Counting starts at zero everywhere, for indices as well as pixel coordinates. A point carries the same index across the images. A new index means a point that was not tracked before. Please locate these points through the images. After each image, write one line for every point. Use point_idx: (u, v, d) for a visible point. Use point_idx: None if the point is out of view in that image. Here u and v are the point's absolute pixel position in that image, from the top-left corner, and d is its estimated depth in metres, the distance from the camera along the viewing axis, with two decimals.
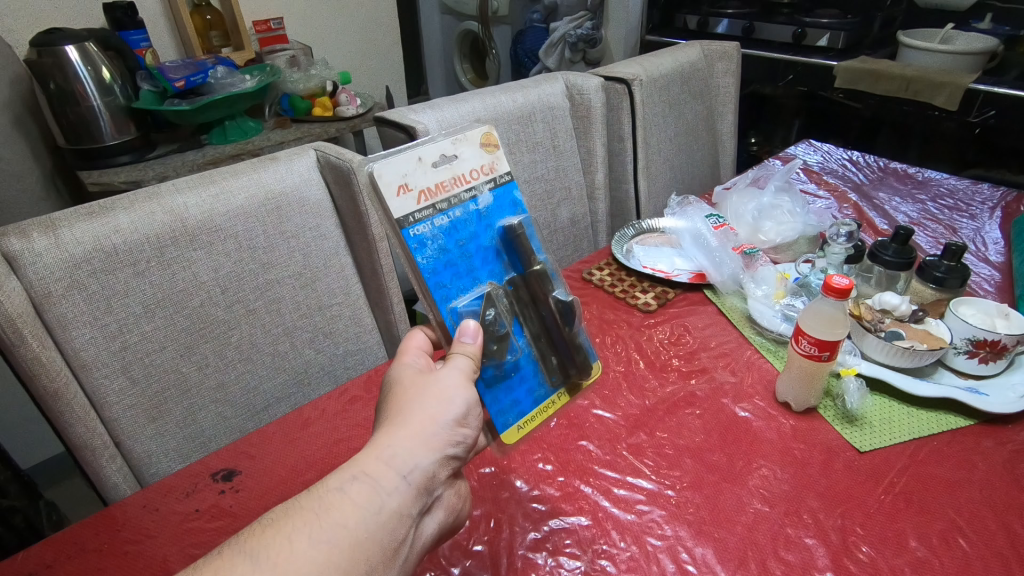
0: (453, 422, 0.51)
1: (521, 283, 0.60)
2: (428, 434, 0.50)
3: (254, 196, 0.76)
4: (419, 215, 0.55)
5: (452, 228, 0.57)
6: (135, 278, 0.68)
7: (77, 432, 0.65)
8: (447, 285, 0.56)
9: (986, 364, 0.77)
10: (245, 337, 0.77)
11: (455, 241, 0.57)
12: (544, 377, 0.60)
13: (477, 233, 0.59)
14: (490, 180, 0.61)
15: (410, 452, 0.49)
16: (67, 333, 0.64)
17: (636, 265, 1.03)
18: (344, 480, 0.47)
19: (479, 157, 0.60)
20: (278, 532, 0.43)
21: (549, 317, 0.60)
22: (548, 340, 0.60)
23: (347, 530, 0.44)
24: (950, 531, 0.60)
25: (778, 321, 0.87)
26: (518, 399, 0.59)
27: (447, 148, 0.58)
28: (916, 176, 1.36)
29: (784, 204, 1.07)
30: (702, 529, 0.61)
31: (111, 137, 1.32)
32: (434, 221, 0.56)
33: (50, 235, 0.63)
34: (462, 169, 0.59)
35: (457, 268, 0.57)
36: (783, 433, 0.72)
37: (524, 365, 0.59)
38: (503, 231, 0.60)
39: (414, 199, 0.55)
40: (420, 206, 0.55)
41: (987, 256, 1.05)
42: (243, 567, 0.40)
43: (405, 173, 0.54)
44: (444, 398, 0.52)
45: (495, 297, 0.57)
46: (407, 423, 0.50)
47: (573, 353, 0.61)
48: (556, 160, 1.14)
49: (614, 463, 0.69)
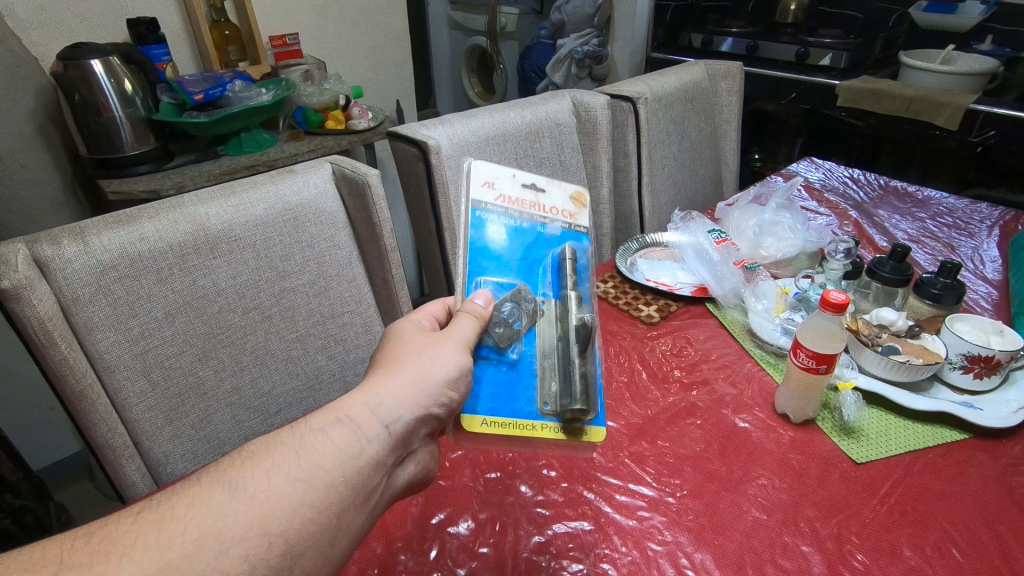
0: (442, 382, 0.53)
1: (554, 303, 0.60)
2: (417, 389, 0.52)
3: (273, 205, 0.79)
4: (492, 207, 0.61)
5: (521, 235, 0.61)
6: (157, 284, 0.70)
7: (100, 431, 0.67)
8: (485, 264, 0.60)
9: (981, 379, 0.78)
10: (259, 343, 0.79)
11: (512, 241, 0.61)
12: (538, 397, 0.55)
13: (535, 245, 0.62)
14: (566, 223, 0.64)
15: (395, 404, 0.52)
16: (92, 336, 0.67)
17: (639, 278, 1.05)
18: (328, 423, 0.49)
19: (563, 203, 0.65)
20: (258, 466, 0.45)
21: (563, 341, 0.57)
22: (555, 363, 0.56)
23: (324, 471, 0.46)
24: (943, 541, 0.61)
25: (778, 335, 0.89)
26: (503, 394, 0.55)
27: (540, 182, 0.65)
28: (916, 195, 1.39)
29: (785, 220, 1.09)
30: (702, 536, 0.63)
31: (131, 147, 1.36)
32: (502, 217, 0.61)
33: (80, 242, 0.66)
34: (544, 203, 0.64)
35: (503, 258, 0.60)
36: (782, 443, 0.74)
37: (521, 372, 0.56)
38: (557, 255, 0.62)
39: (493, 195, 0.62)
40: (496, 203, 0.62)
41: (985, 274, 1.07)
42: (220, 497, 0.43)
43: (500, 176, 0.63)
44: (436, 356, 0.54)
45: (520, 295, 0.58)
46: (399, 374, 0.53)
47: (574, 383, 0.54)
48: (563, 175, 1.17)
49: (616, 470, 0.71)
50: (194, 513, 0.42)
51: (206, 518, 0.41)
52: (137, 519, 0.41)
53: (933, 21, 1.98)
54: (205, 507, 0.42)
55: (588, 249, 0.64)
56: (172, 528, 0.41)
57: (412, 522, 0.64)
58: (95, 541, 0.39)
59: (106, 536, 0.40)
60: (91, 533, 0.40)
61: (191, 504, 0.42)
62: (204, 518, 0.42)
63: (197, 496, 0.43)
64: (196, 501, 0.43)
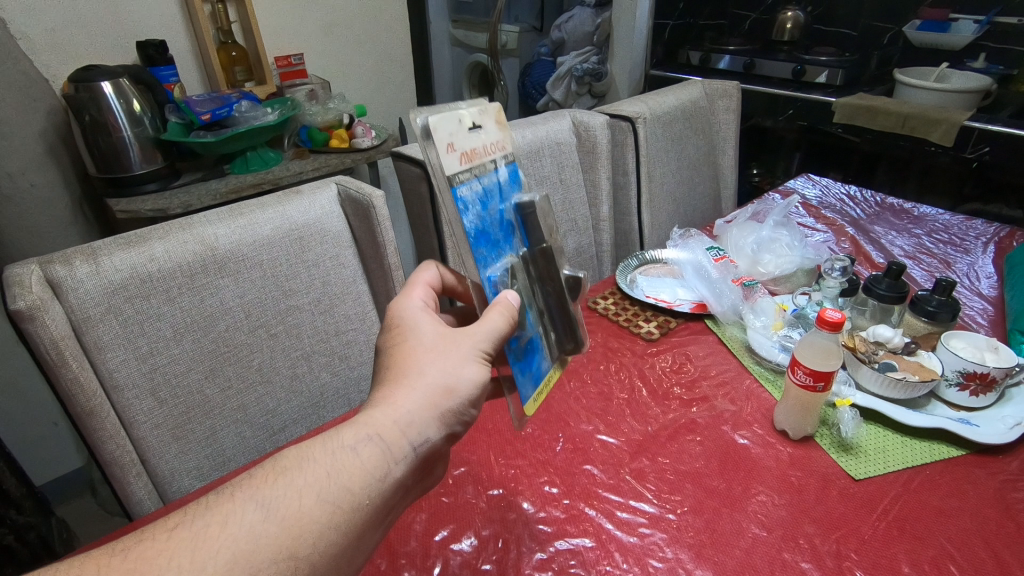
0: (465, 401, 0.53)
1: (533, 259, 0.58)
2: (442, 407, 0.52)
3: (278, 225, 0.81)
4: (462, 176, 0.51)
5: (486, 196, 0.54)
6: (167, 303, 0.72)
7: (109, 449, 0.68)
8: (484, 251, 0.53)
9: (977, 396, 0.79)
10: (265, 360, 0.80)
11: (487, 209, 0.54)
12: (545, 351, 0.59)
13: (498, 202, 0.56)
14: (503, 158, 0.58)
15: (423, 425, 0.51)
16: (102, 355, 0.68)
17: (640, 295, 1.07)
18: (359, 439, 0.49)
19: (495, 134, 0.57)
20: (290, 485, 0.46)
21: (554, 296, 0.59)
22: (551, 317, 0.60)
23: (351, 493, 0.47)
24: (941, 558, 0.62)
25: (777, 351, 0.90)
26: (533, 372, 0.56)
27: (475, 117, 0.55)
28: (912, 211, 1.40)
29: (783, 237, 1.11)
30: (702, 553, 0.64)
31: (139, 166, 1.38)
32: (473, 184, 0.52)
33: (92, 263, 0.67)
34: (485, 142, 0.56)
35: (489, 234, 0.54)
36: (781, 460, 0.75)
37: (533, 344, 0.57)
38: (517, 206, 0.58)
39: (458, 160, 0.51)
40: (463, 167, 0.51)
41: (980, 290, 1.09)
42: (253, 515, 0.44)
43: (452, 133, 0.51)
44: (460, 372, 0.53)
45: (514, 270, 0.56)
46: (424, 390, 0.52)
47: (573, 329, 0.60)
48: (564, 193, 1.19)
49: (617, 487, 0.72)
50: (228, 534, 0.42)
51: (239, 540, 0.42)
52: (173, 536, 0.42)
53: (926, 40, 2.02)
54: (238, 527, 0.43)
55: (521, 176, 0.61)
56: (206, 549, 0.41)
57: (416, 539, 0.65)
58: (132, 558, 0.40)
59: (142, 554, 0.40)
60: (127, 550, 0.41)
61: (225, 524, 0.43)
62: (237, 539, 0.42)
63: (230, 513, 0.44)
64: (230, 519, 0.43)
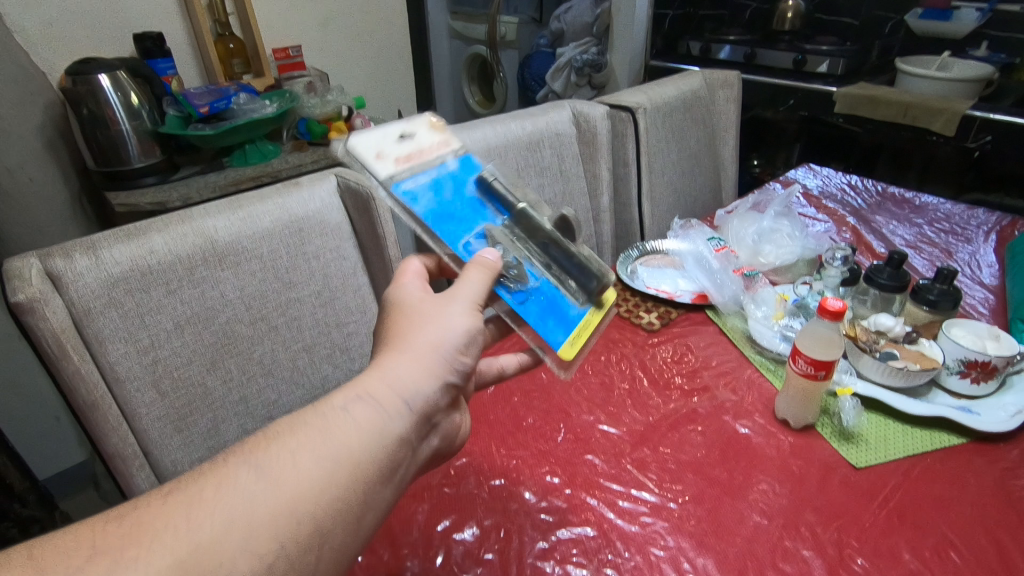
0: (456, 353, 0.53)
1: (512, 221, 0.60)
2: (432, 362, 0.52)
3: (278, 218, 0.80)
4: (401, 175, 0.59)
5: (439, 181, 0.61)
6: (168, 296, 0.72)
7: (111, 441, 0.69)
8: (451, 229, 0.58)
9: (978, 384, 0.79)
10: (266, 353, 0.81)
11: (441, 195, 0.60)
12: (569, 296, 0.60)
13: (453, 188, 0.61)
14: (451, 153, 0.64)
15: (413, 380, 0.51)
16: (103, 348, 0.68)
17: (641, 286, 1.07)
18: (350, 400, 0.48)
19: (432, 136, 0.64)
20: (283, 447, 0.45)
21: (551, 244, 0.59)
22: (559, 266, 0.59)
23: (350, 449, 0.46)
24: (942, 545, 0.63)
25: (778, 342, 0.91)
26: (556, 317, 0.59)
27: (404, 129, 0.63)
28: (913, 201, 1.40)
29: (784, 227, 1.10)
30: (703, 541, 0.64)
31: (138, 159, 1.37)
32: (416, 179, 0.60)
33: (91, 256, 0.67)
34: (422, 144, 0.63)
35: (453, 214, 0.60)
36: (782, 449, 0.75)
37: (547, 292, 0.60)
38: (475, 185, 0.62)
39: (393, 164, 0.60)
40: (399, 168, 0.60)
41: (981, 279, 1.09)
42: (247, 477, 0.42)
43: (380, 145, 0.60)
44: (448, 327, 0.53)
45: (496, 236, 0.59)
46: (412, 349, 0.52)
47: (585, 267, 0.58)
48: (564, 184, 1.19)
49: (619, 476, 0.72)
50: (222, 497, 0.41)
51: (234, 502, 0.41)
52: (165, 501, 0.40)
53: (928, 28, 2.01)
54: (233, 489, 0.41)
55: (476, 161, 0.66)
56: (200, 511, 0.40)
57: (418, 529, 0.66)
58: (123, 527, 0.38)
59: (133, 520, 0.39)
60: (117, 518, 0.39)
61: (217, 488, 0.41)
62: (233, 502, 0.41)
63: (223, 477, 0.42)
64: (224, 482, 0.42)
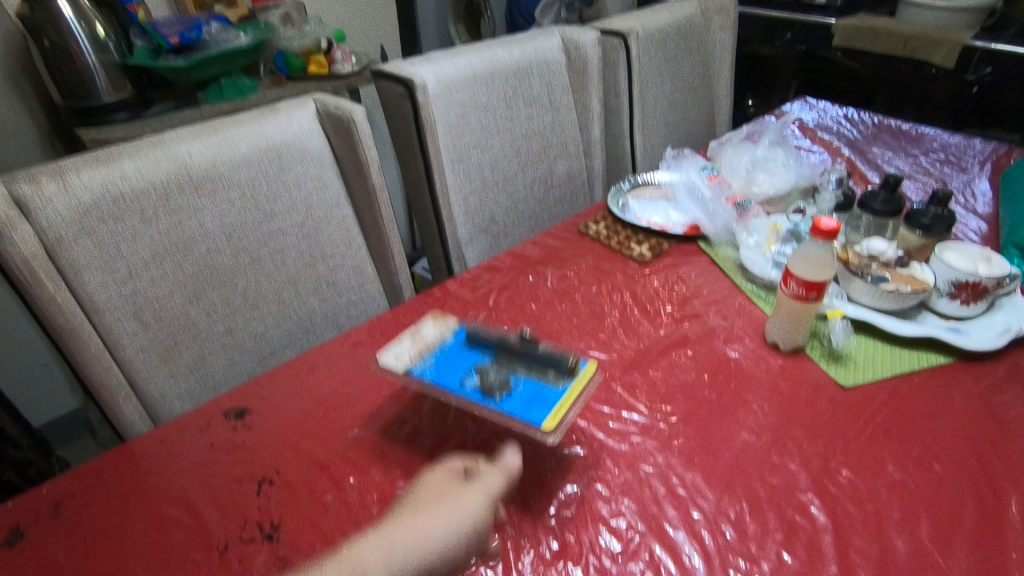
0: (452, 540, 0.54)
1: (496, 362, 0.67)
2: (426, 549, 0.53)
3: (255, 144, 0.77)
4: (414, 363, 0.67)
5: (441, 355, 0.68)
6: (143, 225, 0.69)
7: (95, 370, 0.68)
8: (451, 383, 0.65)
9: (968, 306, 0.79)
10: (250, 285, 0.79)
11: (442, 362, 0.68)
12: (549, 380, 0.64)
13: (454, 357, 0.69)
14: (449, 329, 0.72)
15: (406, 556, 0.52)
16: (80, 278, 0.66)
17: (632, 218, 1.05)
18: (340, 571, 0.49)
19: (434, 326, 0.72)
20: None
21: (529, 355, 0.66)
22: (538, 368, 0.65)
23: None
24: (925, 457, 0.64)
25: (769, 269, 0.90)
26: (539, 402, 0.62)
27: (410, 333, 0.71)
28: (910, 132, 1.37)
29: (778, 156, 1.09)
30: (692, 458, 0.65)
31: (108, 93, 1.29)
32: (424, 364, 0.67)
33: (59, 181, 0.64)
34: (426, 335, 0.71)
35: (451, 367, 0.67)
36: (772, 371, 0.75)
37: (532, 390, 0.63)
38: (467, 343, 0.70)
39: (407, 359, 0.68)
40: (410, 360, 0.68)
41: (975, 207, 1.08)
42: None
43: (398, 352, 0.69)
44: (453, 509, 0.55)
45: (484, 368, 0.64)
46: (410, 531, 0.53)
47: (556, 361, 0.64)
48: (553, 115, 1.14)
49: (609, 399, 0.72)
50: None
51: None
52: None
53: None
54: None
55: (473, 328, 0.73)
56: None
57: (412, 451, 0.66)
58: None
59: None
60: None
61: None
62: None
63: None
64: None
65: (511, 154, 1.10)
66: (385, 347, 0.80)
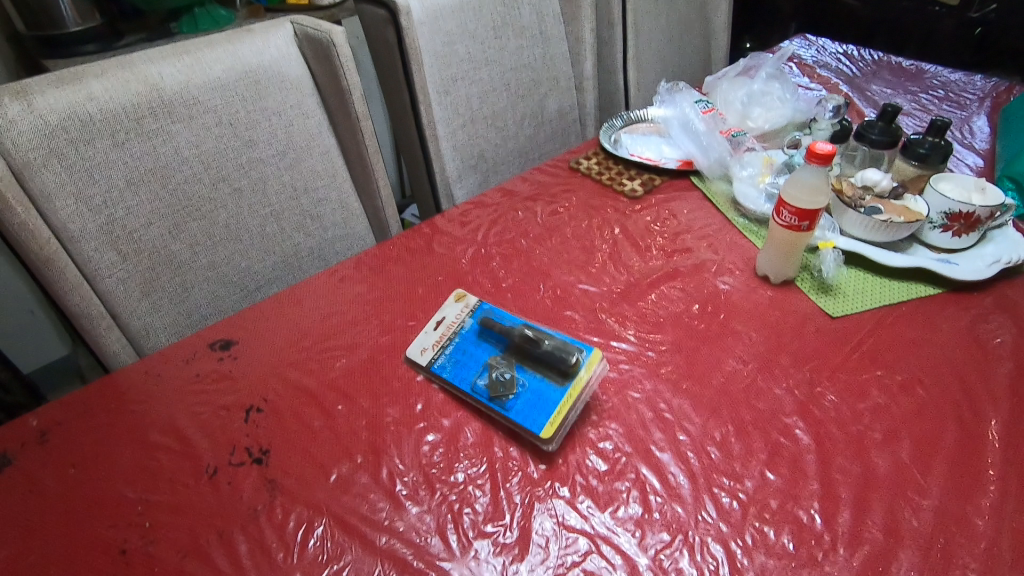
0: None
1: (511, 353, 0.64)
2: None
3: (230, 67, 0.73)
4: (433, 357, 0.66)
5: (459, 349, 0.67)
6: (115, 150, 0.66)
7: (74, 301, 0.66)
8: (465, 378, 0.64)
9: (959, 238, 0.79)
10: (231, 216, 0.77)
11: (461, 353, 0.66)
12: (551, 381, 0.61)
13: (472, 344, 0.67)
14: (472, 314, 0.70)
15: None
16: (51, 204, 0.63)
17: (624, 153, 1.02)
18: None
19: (456, 309, 0.71)
20: None
21: (534, 346, 0.63)
22: (544, 363, 0.62)
23: None
24: (910, 382, 0.65)
25: (762, 202, 0.88)
26: (540, 403, 0.60)
27: (433, 318, 0.71)
28: (911, 69, 1.34)
29: (775, 90, 1.06)
30: (680, 384, 0.65)
31: (75, 23, 1.22)
32: (445, 354, 0.67)
33: (23, 101, 0.60)
34: (449, 320, 0.70)
35: (466, 363, 0.65)
36: (761, 302, 0.75)
37: (538, 388, 0.61)
38: (484, 328, 0.67)
39: (428, 350, 0.67)
40: (433, 352, 0.67)
41: (972, 143, 1.06)
42: None
43: (422, 341, 0.68)
44: None
45: (495, 366, 0.63)
46: None
47: (560, 355, 0.61)
48: (544, 48, 1.10)
49: (598, 329, 0.72)
50: None
51: None
52: None
53: None
54: None
55: (495, 308, 0.70)
56: None
57: (400, 380, 0.66)
58: None
59: None
60: None
61: None
62: None
63: None
64: None
65: (501, 87, 1.06)
66: (372, 280, 0.79)
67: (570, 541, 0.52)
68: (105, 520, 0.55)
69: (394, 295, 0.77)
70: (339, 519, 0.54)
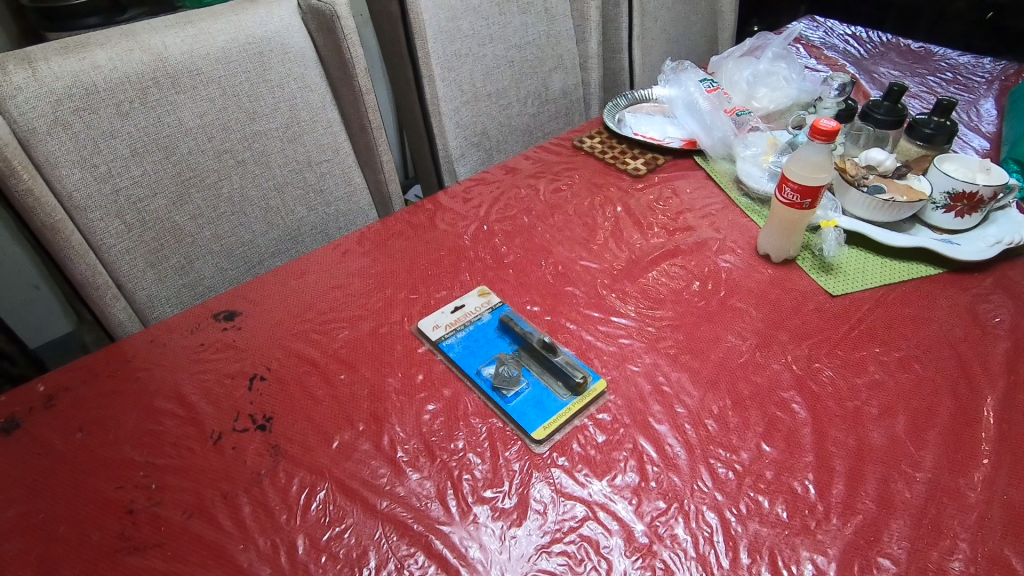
0: None
1: (523, 352, 0.65)
2: None
3: (234, 37, 0.73)
4: (443, 337, 0.68)
5: (472, 336, 0.68)
6: (119, 119, 0.67)
7: (80, 268, 0.67)
8: (471, 364, 0.65)
9: (961, 218, 0.79)
10: (235, 188, 0.78)
11: (472, 340, 0.67)
12: (555, 390, 0.62)
13: (485, 334, 0.68)
14: (491, 309, 0.71)
15: None
16: (56, 172, 0.64)
17: (628, 132, 1.02)
18: None
19: (477, 302, 0.72)
20: None
21: (546, 354, 0.64)
22: (551, 372, 0.63)
23: None
24: (907, 358, 0.65)
25: (765, 181, 0.88)
26: (539, 408, 0.60)
27: (453, 303, 0.72)
28: (920, 51, 1.32)
29: (781, 70, 1.05)
30: (678, 358, 0.66)
31: None
32: (456, 336, 0.68)
33: (28, 68, 0.61)
34: (467, 309, 0.71)
35: (475, 350, 0.66)
36: (762, 280, 0.75)
37: (540, 393, 0.62)
38: (502, 323, 0.68)
39: (439, 330, 0.68)
40: (445, 331, 0.68)
41: (979, 126, 1.05)
42: None
43: (435, 320, 0.70)
44: None
45: (503, 358, 0.63)
46: None
47: (569, 368, 0.62)
48: (548, 25, 1.09)
49: (599, 304, 0.72)
50: None
51: None
52: None
53: None
54: None
55: (515, 310, 0.71)
56: None
57: (402, 352, 0.67)
58: None
59: None
60: None
61: None
62: None
63: None
64: None
65: (505, 65, 1.05)
66: (374, 254, 0.80)
67: (567, 507, 0.53)
68: (112, 481, 0.56)
69: (396, 269, 0.78)
70: (340, 483, 0.55)
